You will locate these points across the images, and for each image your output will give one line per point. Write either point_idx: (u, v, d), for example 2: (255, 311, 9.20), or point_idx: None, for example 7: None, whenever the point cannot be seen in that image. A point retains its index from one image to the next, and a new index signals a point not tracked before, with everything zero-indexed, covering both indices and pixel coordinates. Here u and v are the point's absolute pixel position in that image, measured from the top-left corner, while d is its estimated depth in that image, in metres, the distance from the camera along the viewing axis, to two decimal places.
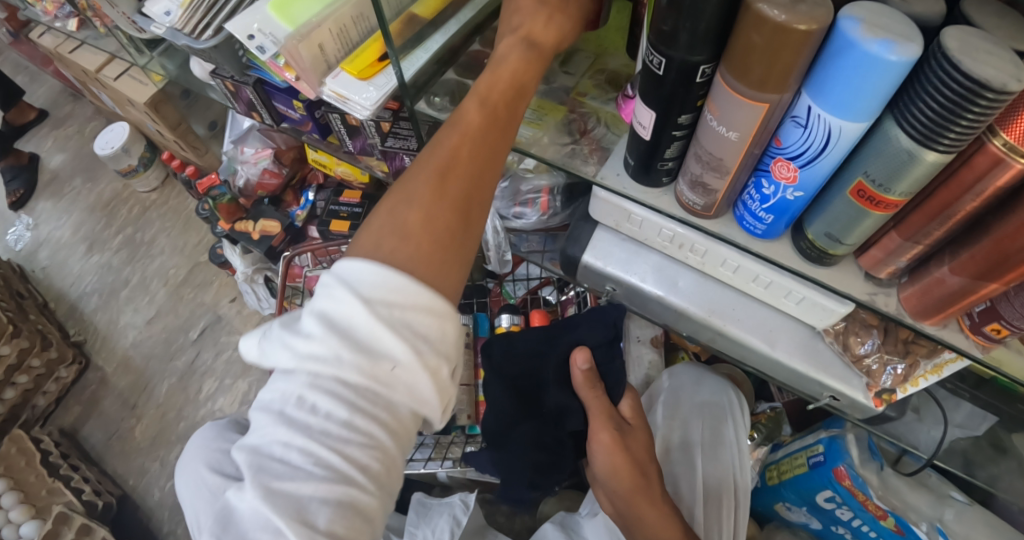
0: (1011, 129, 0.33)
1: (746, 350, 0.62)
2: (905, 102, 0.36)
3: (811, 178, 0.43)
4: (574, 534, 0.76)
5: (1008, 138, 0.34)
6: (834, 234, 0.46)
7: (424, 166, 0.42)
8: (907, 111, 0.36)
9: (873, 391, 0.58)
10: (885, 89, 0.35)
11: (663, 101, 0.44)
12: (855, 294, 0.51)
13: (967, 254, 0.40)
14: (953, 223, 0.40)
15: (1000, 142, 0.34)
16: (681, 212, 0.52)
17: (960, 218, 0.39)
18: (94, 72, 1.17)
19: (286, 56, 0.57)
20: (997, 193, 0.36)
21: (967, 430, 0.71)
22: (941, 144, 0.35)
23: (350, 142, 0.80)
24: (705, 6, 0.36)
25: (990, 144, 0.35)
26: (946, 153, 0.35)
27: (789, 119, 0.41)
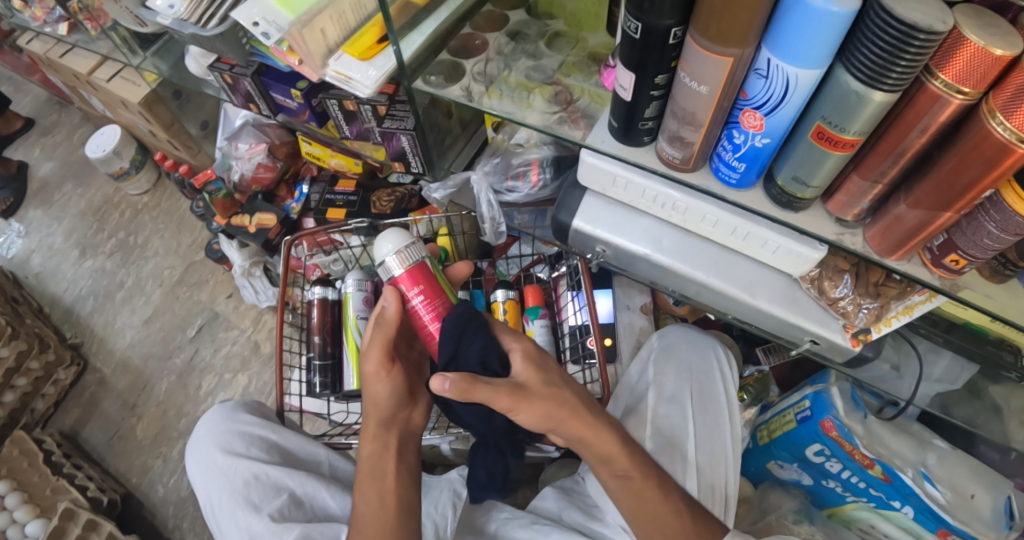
0: (947, 69, 0.38)
1: (730, 301, 0.67)
2: (851, 50, 0.41)
3: (776, 125, 0.47)
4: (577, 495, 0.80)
5: (945, 77, 0.38)
6: (801, 178, 0.51)
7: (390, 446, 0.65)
8: (854, 58, 0.41)
9: (850, 332, 0.64)
10: (833, 38, 0.39)
11: (639, 63, 0.48)
12: (825, 235, 0.56)
13: (920, 187, 0.46)
14: (904, 160, 0.45)
15: (939, 82, 0.39)
16: (663, 168, 0.57)
17: (911, 154, 0.45)
18: (86, 75, 1.19)
19: (290, 42, 0.61)
20: (941, 127, 0.41)
21: (945, 384, 0.78)
22: (885, 84, 0.40)
23: (346, 129, 0.83)
24: None
25: (930, 84, 0.39)
26: (891, 93, 0.40)
27: (752, 72, 0.46)
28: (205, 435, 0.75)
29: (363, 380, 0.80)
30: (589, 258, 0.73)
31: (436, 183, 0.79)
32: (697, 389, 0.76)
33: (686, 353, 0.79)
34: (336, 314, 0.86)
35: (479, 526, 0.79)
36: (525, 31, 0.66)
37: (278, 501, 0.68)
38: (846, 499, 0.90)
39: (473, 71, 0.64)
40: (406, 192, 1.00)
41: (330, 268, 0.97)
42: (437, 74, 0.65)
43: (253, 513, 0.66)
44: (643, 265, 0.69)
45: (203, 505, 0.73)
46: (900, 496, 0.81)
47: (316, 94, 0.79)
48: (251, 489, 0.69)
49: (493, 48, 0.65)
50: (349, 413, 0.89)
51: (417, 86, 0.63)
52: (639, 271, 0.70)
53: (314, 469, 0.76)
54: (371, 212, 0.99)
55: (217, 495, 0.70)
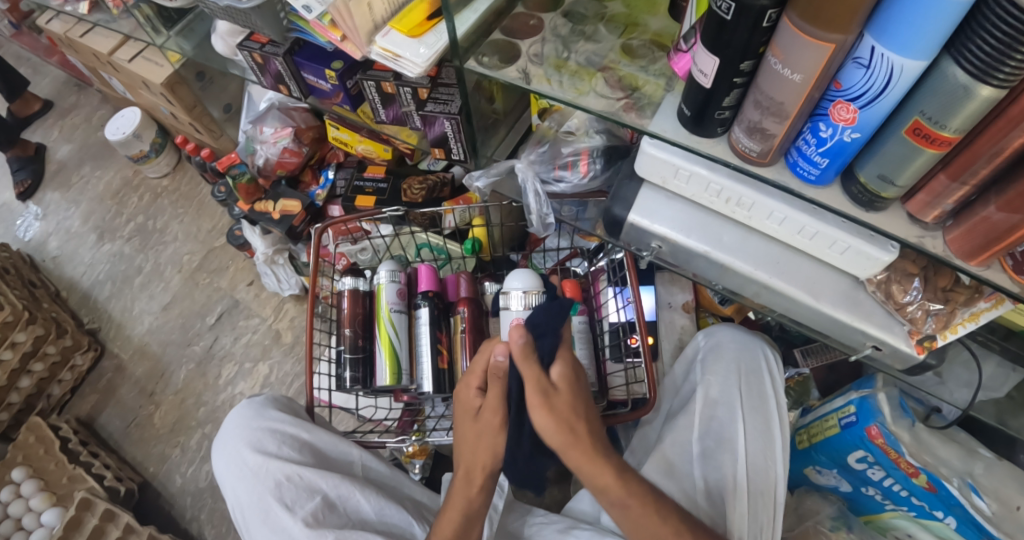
0: None
1: (790, 303, 0.63)
2: (962, 41, 0.37)
3: (870, 119, 0.44)
4: None
5: None
6: (886, 175, 0.48)
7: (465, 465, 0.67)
8: (963, 49, 0.37)
9: (915, 339, 0.60)
10: (947, 25, 0.36)
11: (724, 46, 0.45)
12: (901, 236, 0.52)
13: (1014, 191, 0.42)
14: (1000, 160, 0.41)
15: None
16: (735, 160, 0.53)
17: (1008, 155, 0.40)
18: (108, 55, 1.16)
19: (334, 16, 0.57)
20: None
21: (991, 391, 0.74)
22: (996, 79, 0.36)
23: (382, 112, 0.80)
24: None
25: None
26: (1000, 88, 0.37)
27: (850, 61, 0.42)
28: (234, 433, 0.73)
29: (396, 376, 0.77)
30: (642, 253, 0.70)
31: (479, 171, 0.75)
32: (745, 392, 0.73)
33: (735, 353, 0.76)
34: (367, 306, 0.83)
35: (514, 530, 0.79)
36: (580, 11, 0.63)
37: (312, 504, 0.66)
38: (885, 508, 0.85)
39: (529, 52, 0.61)
40: (438, 179, 0.97)
41: (358, 258, 0.96)
42: (490, 55, 0.61)
43: (287, 516, 0.64)
44: (699, 263, 0.65)
45: (232, 506, 0.70)
46: (943, 507, 0.76)
47: (351, 75, 0.77)
48: (284, 490, 0.66)
49: (549, 29, 0.62)
50: (377, 408, 0.88)
51: (469, 67, 0.60)
52: (695, 268, 0.67)
53: (345, 469, 0.74)
54: (401, 200, 0.96)
55: (248, 496, 0.68)
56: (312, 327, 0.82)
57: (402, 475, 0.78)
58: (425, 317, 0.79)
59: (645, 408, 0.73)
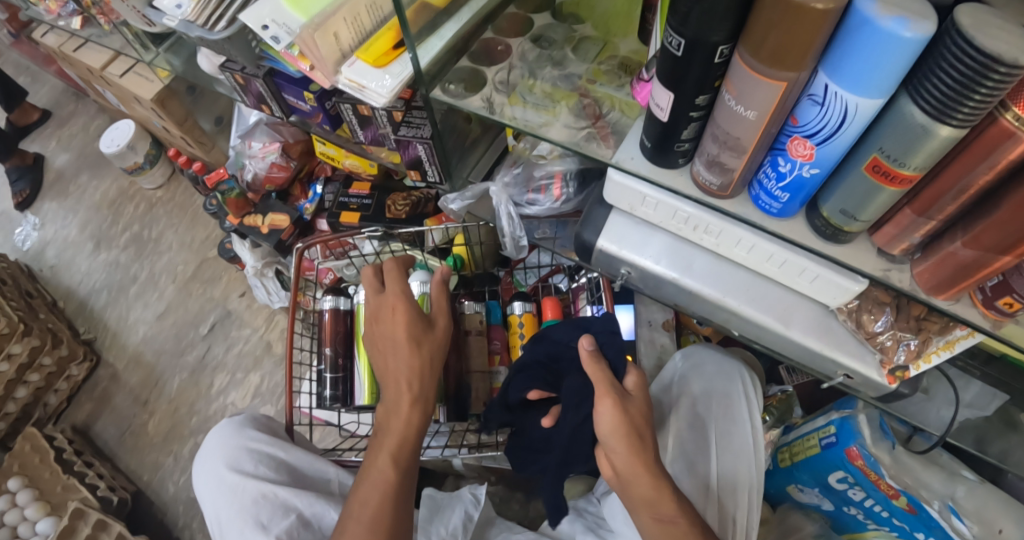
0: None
1: (761, 330, 0.63)
2: (919, 79, 0.37)
3: (828, 156, 0.44)
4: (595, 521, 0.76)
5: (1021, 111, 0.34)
6: (849, 210, 0.47)
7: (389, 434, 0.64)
8: (920, 87, 0.37)
9: (887, 369, 0.59)
10: (900, 66, 0.35)
11: (679, 81, 0.45)
12: (868, 270, 0.51)
13: (981, 227, 0.41)
14: (966, 197, 0.41)
15: (1012, 116, 0.34)
16: (697, 193, 0.53)
17: (974, 191, 0.40)
18: (100, 70, 1.17)
19: (301, 46, 0.58)
20: (1010, 166, 0.37)
21: (976, 409, 0.71)
22: (955, 118, 0.36)
23: (361, 133, 0.80)
24: None
25: (1002, 118, 0.35)
26: (959, 128, 0.36)
27: (805, 97, 0.42)
28: (213, 449, 0.74)
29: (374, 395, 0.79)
30: (614, 278, 0.70)
31: (454, 194, 0.76)
32: (721, 415, 0.73)
33: (711, 375, 0.75)
34: (349, 323, 0.84)
35: None
36: (550, 36, 0.62)
37: (286, 522, 0.66)
38: (867, 526, 0.84)
39: (495, 80, 0.61)
40: (422, 196, 0.97)
41: (343, 272, 0.97)
42: (455, 82, 0.61)
43: (261, 534, 0.65)
44: (669, 289, 0.65)
45: (211, 521, 0.71)
46: (924, 528, 0.75)
47: (329, 96, 0.77)
48: (261, 507, 0.67)
49: (516, 55, 0.62)
50: (360, 424, 0.89)
51: (435, 95, 0.60)
52: (665, 294, 0.67)
53: (322, 487, 0.74)
54: (385, 216, 0.96)
55: (226, 512, 0.69)
56: (291, 346, 0.81)
57: None
58: None
59: None
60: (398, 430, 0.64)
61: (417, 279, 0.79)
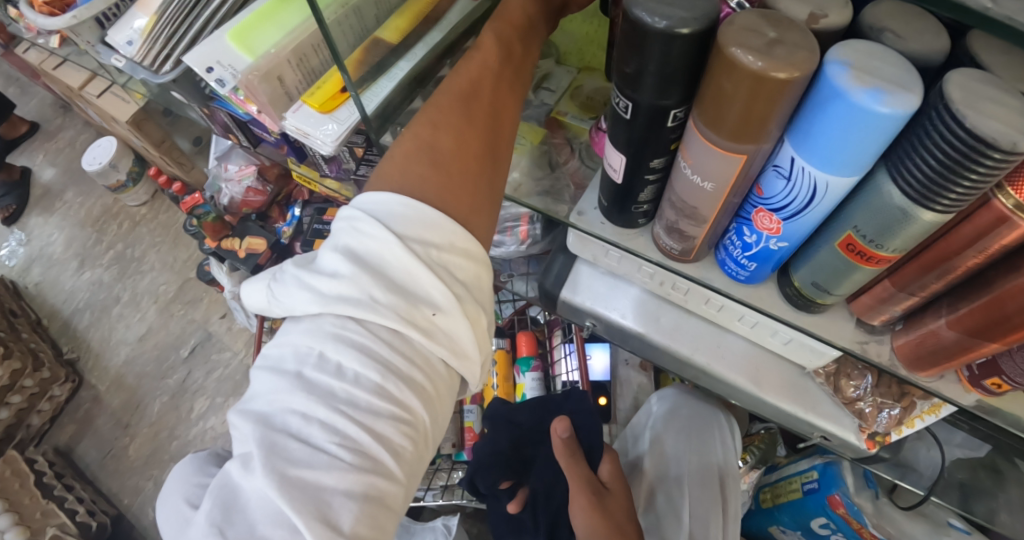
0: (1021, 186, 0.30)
1: (734, 389, 0.60)
2: (898, 157, 0.33)
3: (796, 230, 0.41)
4: None
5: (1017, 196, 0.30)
6: (820, 283, 0.44)
7: (438, 107, 0.41)
8: (902, 164, 0.33)
9: (865, 434, 0.56)
10: (877, 142, 0.32)
11: (634, 142, 0.42)
12: (844, 343, 0.48)
13: (966, 308, 0.38)
14: (951, 277, 0.37)
15: (1006, 200, 0.31)
16: (658, 257, 0.51)
17: (960, 272, 0.36)
18: (78, 90, 1.16)
19: (244, 89, 0.56)
20: (1002, 250, 0.33)
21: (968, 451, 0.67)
22: (940, 203, 0.33)
23: (326, 166, 0.76)
24: (672, 48, 0.33)
25: (996, 200, 0.31)
26: (945, 212, 0.33)
27: (771, 168, 0.39)
28: (173, 489, 0.72)
29: None
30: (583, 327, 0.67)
31: None
32: (693, 469, 0.71)
33: (685, 424, 0.73)
34: None
35: None
36: None
37: None
38: None
39: None
40: None
41: None
42: (407, 125, 0.57)
43: None
44: (637, 344, 0.62)
45: None
46: None
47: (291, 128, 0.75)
48: None
49: None
50: None
51: (384, 140, 0.58)
52: (634, 347, 0.63)
53: None
54: None
55: None
56: None
57: None
58: None
59: None
60: (414, 138, 0.40)
61: None
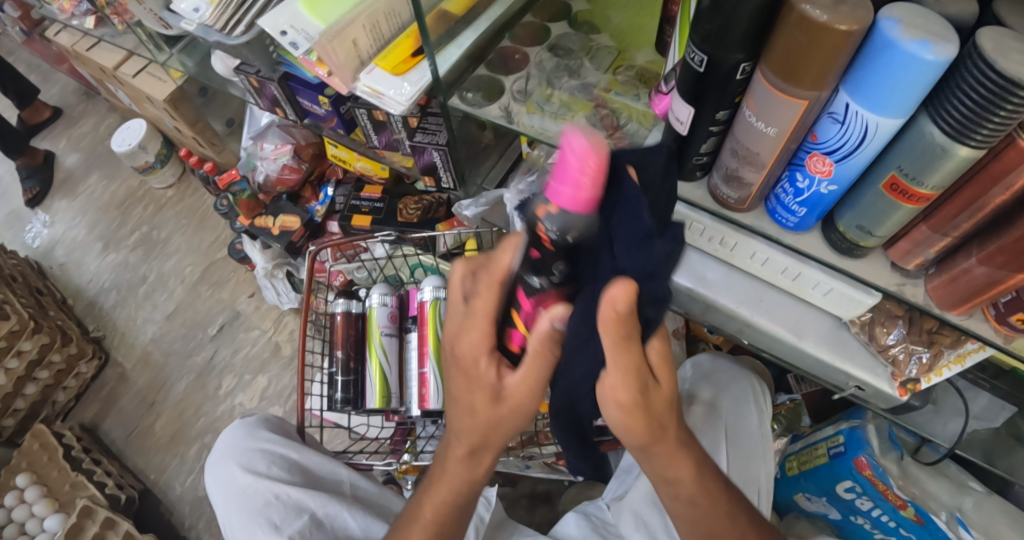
0: None
1: (773, 341, 0.64)
2: (939, 100, 0.37)
3: (846, 172, 0.44)
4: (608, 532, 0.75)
5: None
6: (864, 226, 0.48)
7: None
8: (941, 108, 0.37)
9: (898, 381, 0.60)
10: (921, 88, 0.36)
11: (701, 97, 0.46)
12: (882, 285, 0.52)
13: (994, 245, 0.41)
14: (980, 216, 0.41)
15: None
16: (713, 206, 0.55)
17: (988, 211, 0.40)
18: (113, 70, 1.18)
19: (319, 53, 0.58)
20: None
21: (984, 422, 0.72)
22: (974, 139, 0.36)
23: (375, 138, 0.81)
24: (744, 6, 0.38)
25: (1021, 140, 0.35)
26: (978, 149, 0.36)
27: (826, 115, 0.42)
28: (225, 452, 0.74)
29: (385, 398, 0.79)
30: None
31: (468, 200, 0.76)
32: (732, 426, 0.73)
33: (723, 384, 0.77)
34: (361, 327, 0.85)
35: None
36: (566, 44, 0.64)
37: (299, 523, 0.67)
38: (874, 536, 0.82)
39: (512, 89, 0.62)
40: (434, 200, 0.97)
41: (354, 275, 0.97)
42: (473, 91, 0.63)
43: (274, 534, 0.66)
44: (684, 298, 0.67)
45: (223, 524, 0.72)
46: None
47: (342, 102, 0.77)
48: (272, 510, 0.68)
49: (534, 64, 0.63)
50: (370, 426, 0.91)
51: (453, 103, 0.62)
52: (680, 303, 0.69)
53: (334, 487, 0.75)
54: (397, 220, 0.96)
55: (238, 515, 0.69)
56: (303, 341, 0.83)
57: (391, 493, 0.80)
58: (415, 341, 0.79)
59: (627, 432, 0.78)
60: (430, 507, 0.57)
61: (429, 285, 0.79)
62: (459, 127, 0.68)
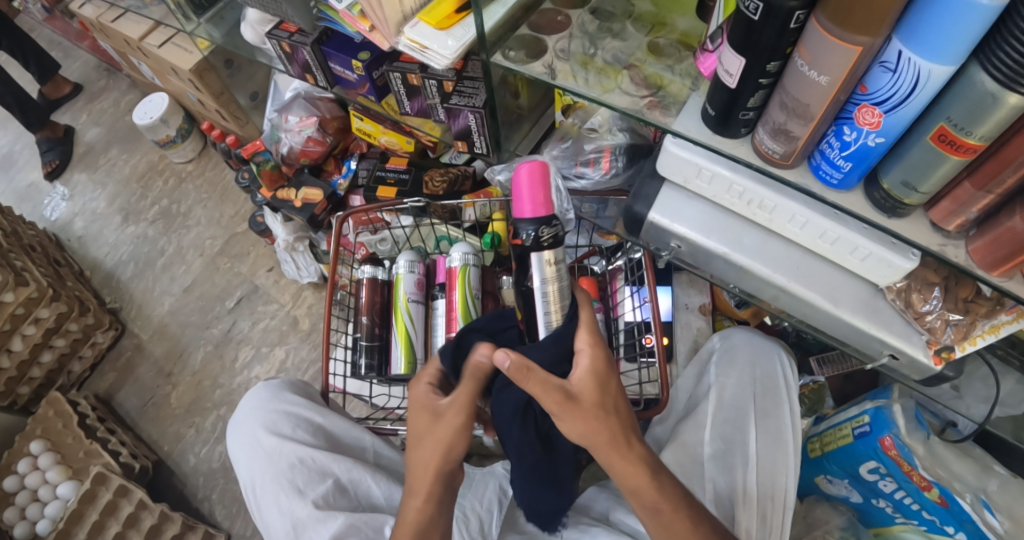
0: None
1: (809, 307, 0.64)
2: (992, 46, 0.35)
3: (894, 124, 0.43)
4: None
5: None
6: (910, 182, 0.47)
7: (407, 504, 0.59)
8: (992, 55, 0.36)
9: (933, 349, 0.60)
10: (974, 33, 0.35)
11: (753, 49, 0.44)
12: (923, 244, 0.51)
13: None
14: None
15: None
16: (758, 161, 0.54)
17: None
18: (139, 40, 1.18)
19: (365, 5, 0.60)
20: None
21: (1009, 408, 0.72)
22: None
23: (407, 104, 0.81)
24: None
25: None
26: None
27: (877, 65, 0.41)
28: (249, 414, 0.74)
29: (410, 365, 0.78)
30: (662, 252, 0.73)
31: (501, 165, 0.79)
32: (760, 397, 0.75)
33: (751, 357, 0.78)
34: (385, 295, 0.84)
35: (523, 521, 0.79)
36: (607, 8, 0.64)
37: (323, 487, 0.67)
38: (895, 520, 0.82)
39: (555, 48, 0.63)
40: (459, 173, 0.97)
41: (377, 248, 0.95)
42: (516, 49, 0.63)
43: (297, 499, 0.65)
44: (719, 264, 0.68)
45: (243, 485, 0.71)
46: (954, 521, 0.74)
47: (377, 66, 0.78)
48: (296, 473, 0.67)
49: (576, 26, 0.64)
50: (390, 397, 0.89)
51: (495, 60, 0.62)
52: (716, 269, 0.70)
53: (357, 454, 0.75)
54: (422, 192, 0.97)
55: (261, 477, 0.69)
56: (329, 314, 0.82)
57: None
58: (442, 307, 0.80)
59: (656, 409, 0.73)
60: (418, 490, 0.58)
61: (457, 251, 0.79)
62: (498, 85, 0.69)
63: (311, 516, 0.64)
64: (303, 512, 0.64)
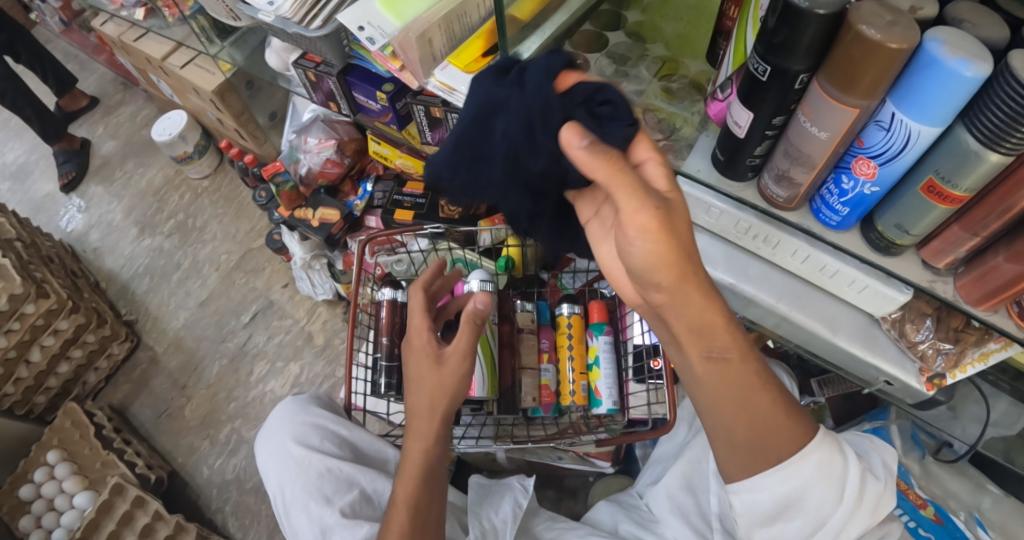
0: None
1: (810, 334, 0.68)
2: (976, 110, 0.39)
3: (889, 175, 0.47)
4: (650, 526, 0.78)
5: None
6: (903, 225, 0.51)
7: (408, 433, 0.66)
8: (976, 118, 0.40)
9: (925, 376, 0.64)
10: (960, 99, 0.39)
11: (760, 104, 0.48)
12: (914, 279, 0.55)
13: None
14: (1008, 218, 0.43)
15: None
16: (763, 204, 0.59)
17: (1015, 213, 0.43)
18: (161, 60, 1.21)
19: (396, 47, 0.63)
20: None
21: (1001, 428, 0.76)
22: (1004, 146, 0.39)
23: (428, 134, 0.85)
24: (808, 25, 0.40)
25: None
26: (1008, 155, 0.39)
27: (873, 123, 0.45)
28: (280, 426, 0.77)
29: None
30: None
31: None
32: None
33: None
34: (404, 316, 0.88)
35: (536, 532, 0.82)
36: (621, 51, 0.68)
37: (350, 496, 0.70)
38: None
39: None
40: None
41: (394, 268, 0.98)
42: None
43: (326, 507, 0.69)
44: (727, 293, 0.72)
45: (272, 494, 0.74)
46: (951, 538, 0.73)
47: (400, 97, 0.82)
48: (324, 482, 0.70)
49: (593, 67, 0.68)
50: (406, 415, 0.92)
51: None
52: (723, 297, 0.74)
53: (381, 466, 0.78)
54: (439, 216, 1.00)
55: (291, 486, 0.72)
56: (350, 333, 0.86)
57: None
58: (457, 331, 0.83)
59: (665, 429, 0.75)
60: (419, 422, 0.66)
61: (475, 278, 0.82)
62: None
63: (339, 524, 0.67)
64: (332, 520, 0.68)
